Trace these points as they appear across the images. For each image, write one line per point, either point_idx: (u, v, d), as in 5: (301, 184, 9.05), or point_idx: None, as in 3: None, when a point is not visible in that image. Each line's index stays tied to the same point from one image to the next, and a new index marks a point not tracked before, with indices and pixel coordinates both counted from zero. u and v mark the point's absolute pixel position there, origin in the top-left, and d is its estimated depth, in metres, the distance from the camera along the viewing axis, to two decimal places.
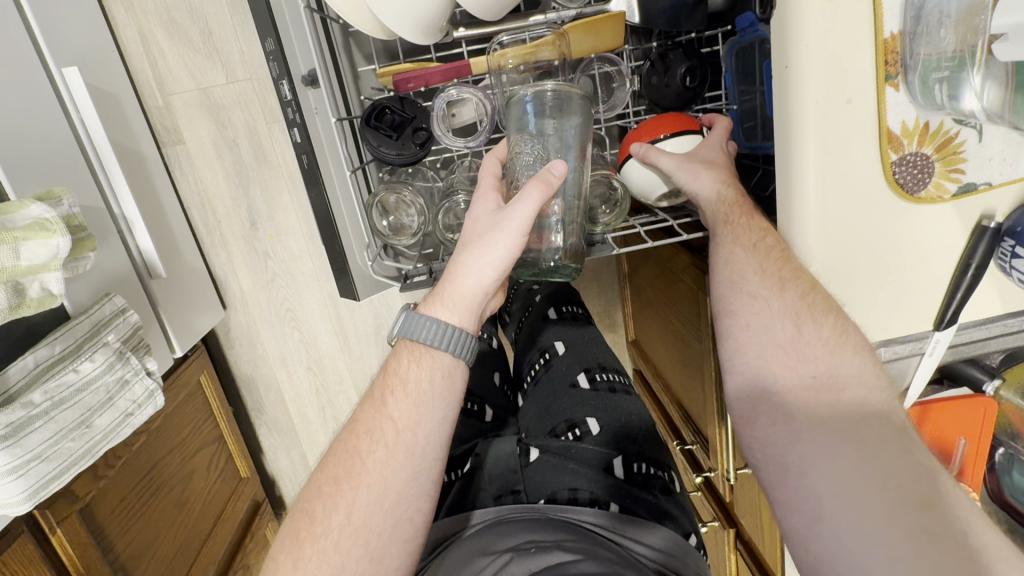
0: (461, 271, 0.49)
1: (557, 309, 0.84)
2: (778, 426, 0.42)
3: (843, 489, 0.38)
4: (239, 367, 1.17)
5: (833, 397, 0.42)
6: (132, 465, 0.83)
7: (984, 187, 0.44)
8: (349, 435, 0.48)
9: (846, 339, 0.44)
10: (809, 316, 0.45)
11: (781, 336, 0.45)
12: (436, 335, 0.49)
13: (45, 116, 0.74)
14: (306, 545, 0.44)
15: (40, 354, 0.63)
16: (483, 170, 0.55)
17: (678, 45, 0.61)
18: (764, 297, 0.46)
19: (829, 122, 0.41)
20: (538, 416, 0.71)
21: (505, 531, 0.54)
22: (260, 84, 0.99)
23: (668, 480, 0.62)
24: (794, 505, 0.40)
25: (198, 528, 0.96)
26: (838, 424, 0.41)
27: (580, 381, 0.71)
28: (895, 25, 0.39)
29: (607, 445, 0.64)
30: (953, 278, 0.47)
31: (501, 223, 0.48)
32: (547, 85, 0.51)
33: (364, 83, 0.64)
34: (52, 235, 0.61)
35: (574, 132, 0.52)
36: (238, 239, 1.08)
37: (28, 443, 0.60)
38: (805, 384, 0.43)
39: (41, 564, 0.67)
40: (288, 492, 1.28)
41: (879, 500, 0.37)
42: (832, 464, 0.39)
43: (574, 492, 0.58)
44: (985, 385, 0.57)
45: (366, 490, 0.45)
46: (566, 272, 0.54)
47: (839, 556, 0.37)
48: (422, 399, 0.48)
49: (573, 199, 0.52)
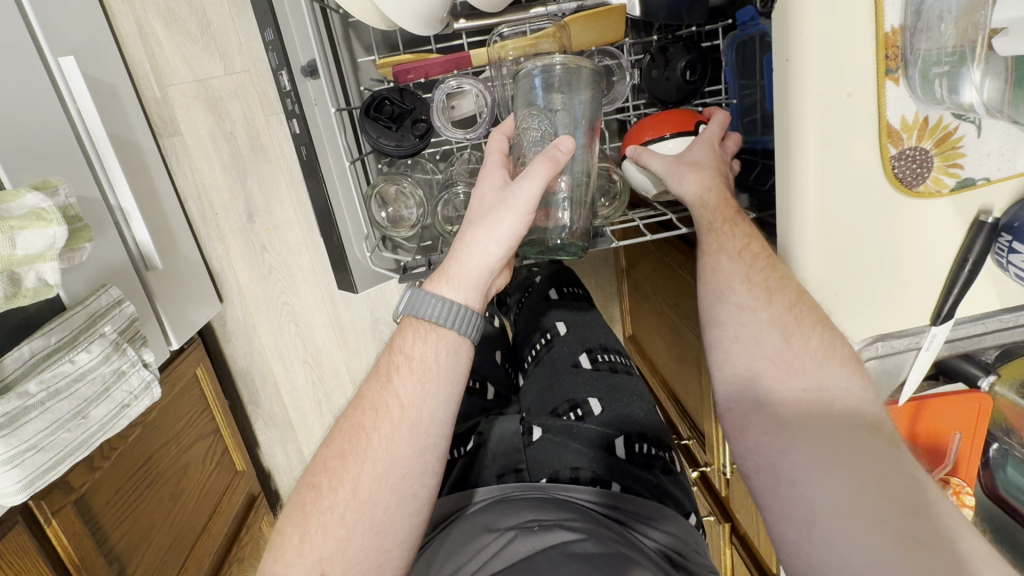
0: (466, 249, 0.49)
1: (558, 290, 0.84)
2: (770, 436, 0.43)
3: (834, 497, 0.39)
4: (235, 360, 1.17)
5: (822, 409, 0.42)
6: (127, 457, 0.83)
7: (983, 182, 0.45)
8: (355, 411, 0.48)
9: (834, 351, 0.44)
10: (797, 327, 0.45)
11: (770, 348, 0.45)
12: (441, 312, 0.49)
13: (40, 107, 0.74)
14: (312, 519, 0.45)
15: (36, 345, 0.63)
16: (489, 147, 0.54)
17: (679, 38, 0.60)
18: (751, 308, 0.47)
19: (829, 116, 0.41)
20: (541, 395, 0.72)
21: (507, 509, 0.54)
22: (257, 75, 0.98)
23: (668, 461, 0.61)
24: (785, 512, 0.40)
25: (193, 521, 0.96)
26: (832, 431, 0.41)
27: (582, 362, 0.72)
28: (896, 19, 0.39)
29: (609, 425, 0.64)
30: (951, 273, 0.47)
31: (508, 200, 0.48)
32: (556, 59, 0.50)
33: (364, 75, 0.63)
34: (48, 225, 0.61)
35: (582, 108, 0.52)
36: (235, 231, 1.08)
37: (24, 433, 0.60)
38: (795, 397, 0.43)
39: (36, 554, 0.67)
40: (283, 486, 1.28)
41: (872, 507, 0.37)
42: (824, 471, 0.40)
43: (575, 472, 0.59)
44: (979, 381, 0.56)
45: (371, 466, 0.45)
46: (571, 251, 0.54)
47: (826, 533, 0.38)
48: (428, 374, 0.48)
49: (581, 175, 0.53)
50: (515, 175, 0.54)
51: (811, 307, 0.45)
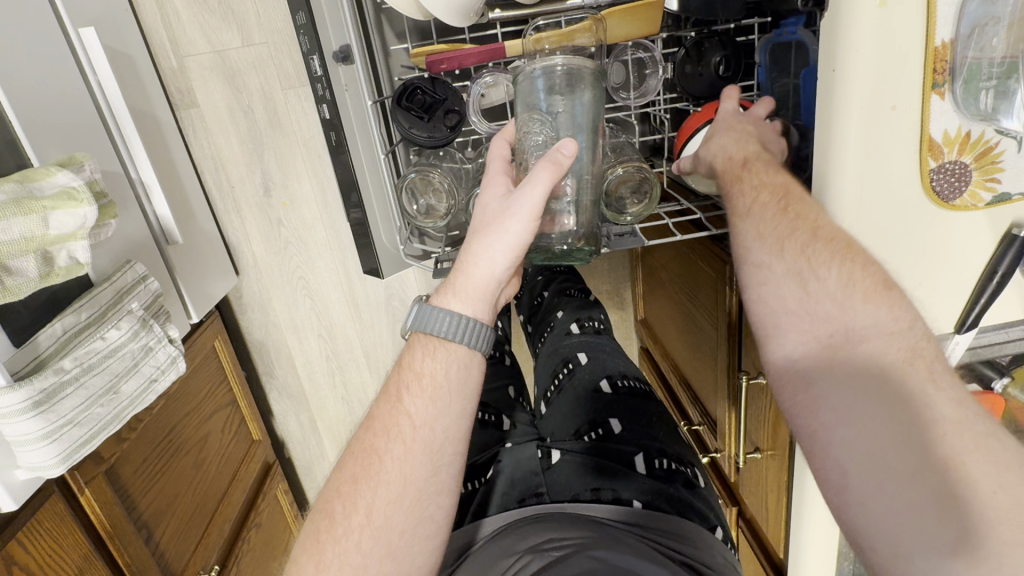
0: (472, 261, 0.51)
1: (580, 324, 0.86)
2: (801, 395, 0.43)
3: (862, 456, 0.39)
4: (250, 332, 1.18)
5: (846, 357, 0.42)
6: (152, 428, 0.85)
7: (1019, 197, 0.45)
8: (366, 433, 0.49)
9: (857, 283, 0.43)
10: (813, 271, 0.44)
11: (791, 301, 0.45)
12: (451, 327, 0.51)
13: (63, 80, 0.73)
14: (327, 547, 0.46)
15: (67, 321, 0.64)
16: (492, 153, 0.56)
17: (714, 32, 0.61)
18: (767, 265, 0.47)
19: (873, 127, 0.41)
20: (562, 420, 0.73)
21: (525, 531, 0.53)
22: (276, 48, 0.97)
23: (690, 475, 0.62)
24: (821, 468, 0.41)
25: (213, 488, 0.99)
26: (856, 378, 0.41)
27: (603, 387, 0.73)
28: (947, 32, 0.39)
29: (630, 444, 0.65)
30: (977, 285, 0.48)
31: (511, 209, 0.49)
32: (556, 61, 0.51)
33: (395, 62, 0.63)
34: (80, 205, 0.61)
35: (583, 109, 0.52)
36: (252, 206, 1.08)
37: (61, 409, 0.61)
38: (821, 345, 0.43)
39: (71, 522, 0.69)
40: (296, 454, 1.31)
41: (899, 465, 0.37)
42: (849, 426, 0.40)
43: (596, 493, 0.58)
44: (993, 382, 0.56)
45: (385, 489, 0.47)
46: (578, 256, 0.56)
47: (868, 524, 0.38)
48: (439, 392, 0.49)
49: (586, 176, 0.54)
50: (518, 181, 0.55)
51: (827, 241, 0.44)
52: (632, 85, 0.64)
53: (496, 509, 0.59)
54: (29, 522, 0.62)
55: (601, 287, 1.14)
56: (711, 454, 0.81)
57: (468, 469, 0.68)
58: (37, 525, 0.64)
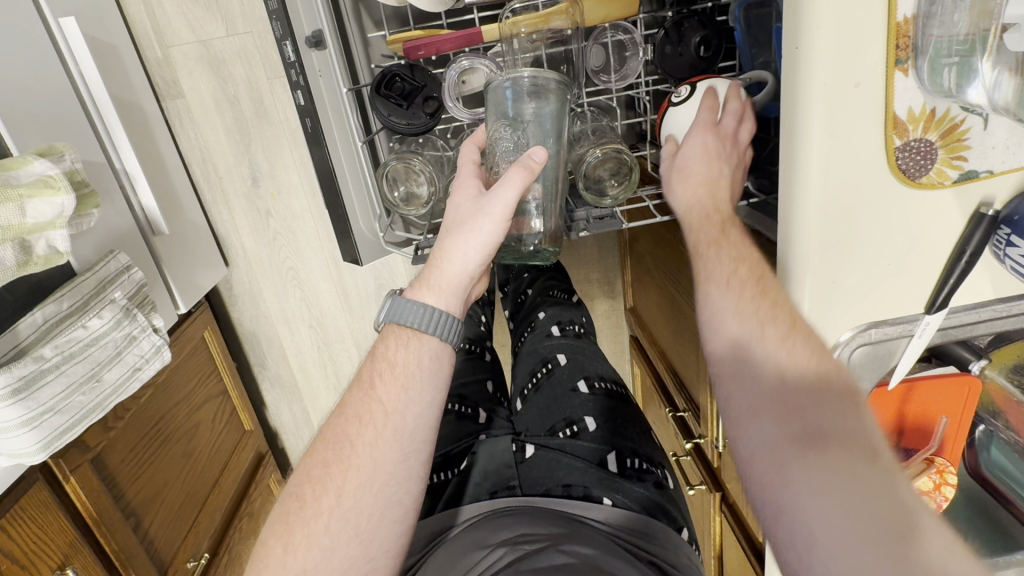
0: (446, 257, 0.51)
1: (560, 326, 0.85)
2: (770, 470, 0.40)
3: (829, 530, 0.36)
4: (241, 323, 1.18)
5: (817, 440, 0.39)
6: (139, 416, 0.86)
7: (985, 175, 0.45)
8: (338, 420, 0.49)
9: (830, 384, 0.42)
10: (792, 365, 0.43)
11: (765, 387, 0.43)
12: (423, 318, 0.51)
13: (42, 70, 0.73)
14: (296, 529, 0.45)
15: (48, 311, 0.64)
16: (461, 158, 0.55)
17: (693, 12, 0.61)
18: (746, 346, 0.45)
19: (837, 106, 0.41)
20: (539, 416, 0.73)
21: (495, 524, 0.53)
22: (260, 37, 0.96)
23: (660, 476, 0.63)
24: (784, 543, 0.38)
25: (203, 479, 1.00)
26: (827, 459, 0.38)
27: (580, 387, 0.73)
28: (909, 8, 0.38)
29: (601, 441, 0.65)
30: (947, 264, 0.48)
31: (483, 208, 0.50)
32: (523, 71, 0.51)
33: (375, 51, 0.63)
34: (57, 193, 0.61)
35: (551, 119, 0.53)
36: (240, 196, 1.08)
37: (41, 396, 0.61)
38: (793, 431, 0.41)
39: (58, 510, 0.70)
40: (290, 445, 1.32)
41: (865, 539, 0.34)
42: (816, 500, 0.37)
43: (568, 489, 0.58)
44: (971, 365, 0.57)
45: (355, 472, 0.47)
46: (545, 255, 0.57)
47: None
48: (410, 380, 0.50)
49: (552, 183, 0.54)
50: (488, 184, 0.55)
51: (805, 337, 0.44)
52: (613, 68, 0.64)
53: (468, 501, 0.59)
54: (15, 506, 0.63)
55: (590, 277, 1.14)
56: (694, 440, 0.82)
57: (439, 459, 0.67)
58: (20, 512, 0.64)
